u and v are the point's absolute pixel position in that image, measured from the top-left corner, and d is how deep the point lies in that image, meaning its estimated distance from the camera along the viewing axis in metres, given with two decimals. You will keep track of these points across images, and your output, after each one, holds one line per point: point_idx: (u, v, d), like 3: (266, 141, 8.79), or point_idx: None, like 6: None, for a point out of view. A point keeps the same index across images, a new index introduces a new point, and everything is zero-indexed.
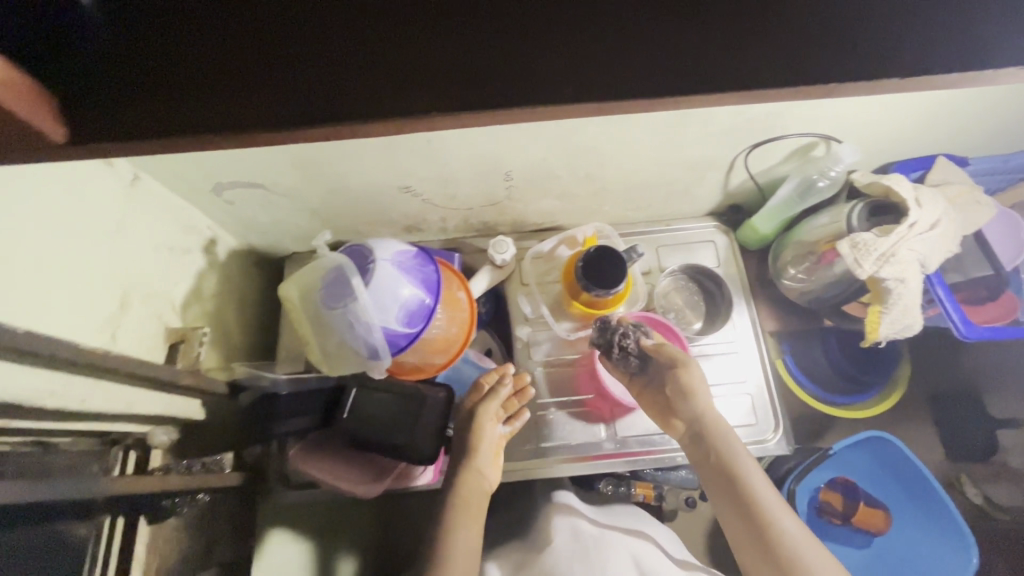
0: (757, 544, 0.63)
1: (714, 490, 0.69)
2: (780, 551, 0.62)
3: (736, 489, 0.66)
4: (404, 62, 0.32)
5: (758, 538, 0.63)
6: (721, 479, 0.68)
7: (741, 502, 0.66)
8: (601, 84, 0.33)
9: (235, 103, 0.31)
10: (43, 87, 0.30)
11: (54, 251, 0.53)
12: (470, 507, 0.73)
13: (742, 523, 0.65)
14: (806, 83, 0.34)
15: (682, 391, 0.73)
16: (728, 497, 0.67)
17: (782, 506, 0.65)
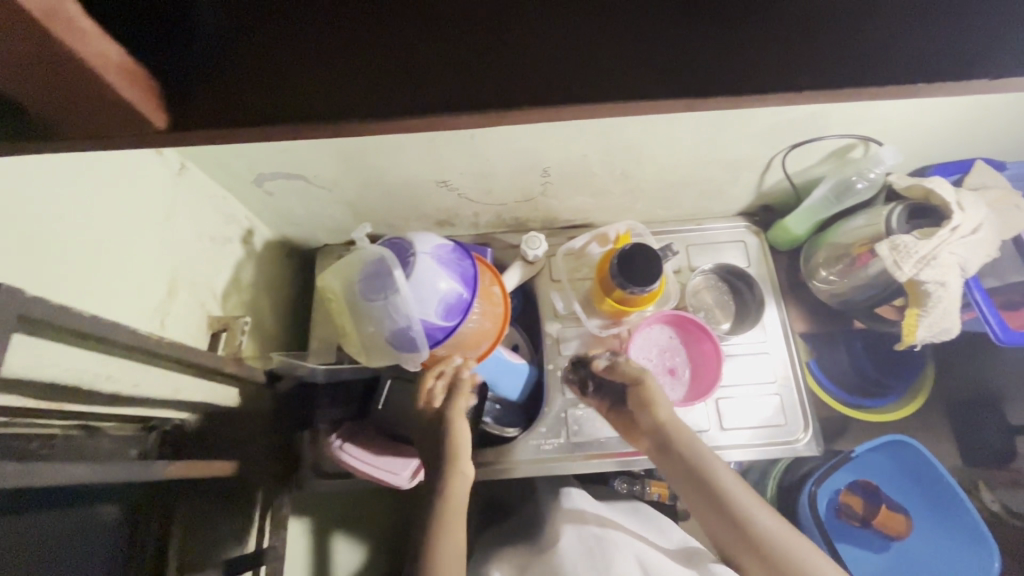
0: (744, 548, 0.60)
1: (690, 499, 0.66)
2: (768, 551, 0.59)
3: (709, 493, 0.64)
4: (489, 58, 0.33)
5: (750, 544, 0.60)
6: (695, 488, 0.65)
7: (724, 511, 0.63)
8: (676, 81, 0.33)
9: (321, 90, 0.31)
10: (152, 78, 0.30)
11: (110, 238, 0.54)
12: (454, 510, 0.66)
13: (731, 532, 0.62)
14: (887, 82, 0.34)
15: (642, 404, 0.72)
16: (704, 504, 0.64)
17: (759, 502, 0.63)
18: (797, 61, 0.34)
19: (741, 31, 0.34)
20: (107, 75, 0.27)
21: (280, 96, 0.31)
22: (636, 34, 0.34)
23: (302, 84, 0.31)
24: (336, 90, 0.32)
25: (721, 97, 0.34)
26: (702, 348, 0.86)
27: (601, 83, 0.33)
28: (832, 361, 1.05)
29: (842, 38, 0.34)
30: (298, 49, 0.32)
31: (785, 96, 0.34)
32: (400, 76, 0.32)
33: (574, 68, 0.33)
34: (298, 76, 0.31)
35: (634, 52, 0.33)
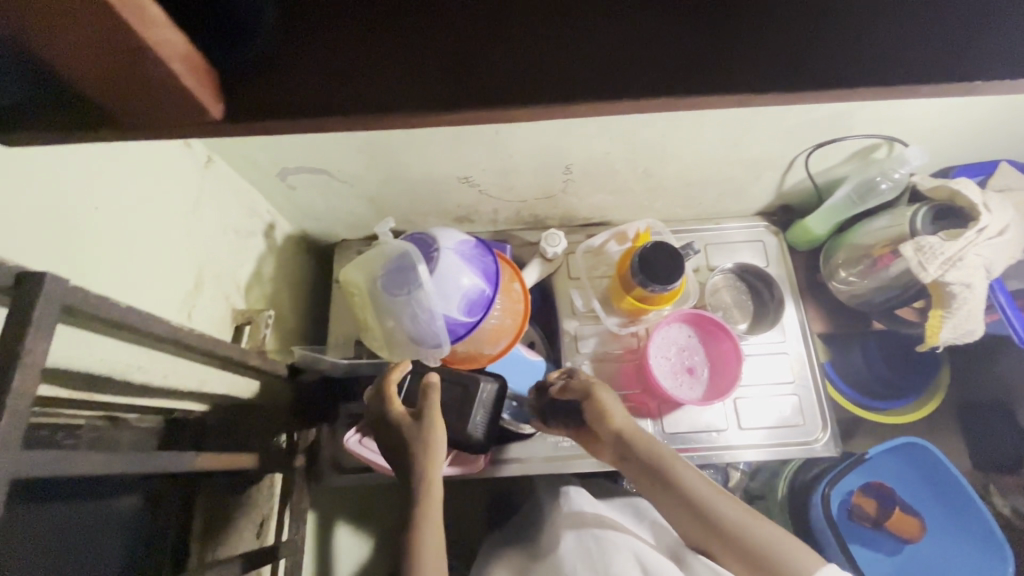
0: (720, 543, 0.59)
1: (660, 503, 0.65)
2: (741, 544, 0.58)
3: (674, 495, 0.62)
4: (541, 48, 0.31)
5: (726, 540, 0.59)
6: (661, 490, 0.64)
7: (692, 510, 0.61)
8: (724, 74, 0.32)
9: (376, 82, 0.30)
10: (212, 67, 0.29)
11: (141, 228, 0.54)
12: (431, 508, 0.62)
13: (704, 530, 0.60)
14: (934, 82, 0.32)
15: (597, 416, 0.70)
16: (674, 506, 0.63)
17: (725, 496, 0.61)
18: (851, 57, 0.32)
19: (792, 25, 0.33)
20: (173, 65, 0.26)
21: (334, 88, 0.30)
22: (688, 26, 0.32)
23: (358, 75, 0.31)
24: (391, 81, 0.30)
25: (776, 91, 0.32)
26: (722, 348, 0.85)
27: (655, 72, 0.31)
28: (849, 364, 1.04)
29: (897, 35, 0.32)
30: (353, 40, 0.31)
31: (838, 93, 0.32)
32: (453, 67, 0.31)
33: (626, 60, 0.31)
34: (354, 68, 0.31)
35: (678, 45, 0.32)
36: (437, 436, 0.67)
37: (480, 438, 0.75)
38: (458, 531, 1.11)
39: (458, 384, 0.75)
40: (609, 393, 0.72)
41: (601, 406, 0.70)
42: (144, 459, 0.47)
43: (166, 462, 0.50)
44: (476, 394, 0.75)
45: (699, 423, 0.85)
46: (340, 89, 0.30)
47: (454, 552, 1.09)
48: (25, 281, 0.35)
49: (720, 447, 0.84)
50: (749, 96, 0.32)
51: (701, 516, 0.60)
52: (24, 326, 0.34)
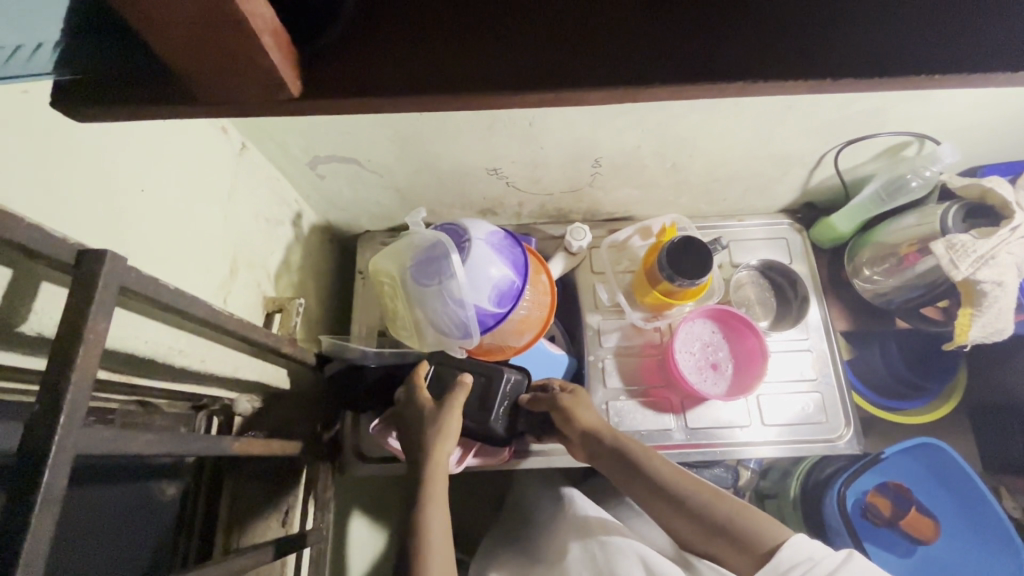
0: (696, 525, 0.61)
1: (633, 493, 0.67)
2: (713, 522, 0.60)
3: (644, 481, 0.65)
4: (610, 24, 0.30)
5: (694, 518, 0.61)
6: (633, 481, 0.67)
7: (662, 496, 0.64)
8: (784, 56, 0.30)
9: (447, 57, 0.30)
10: (290, 44, 0.29)
11: (182, 212, 0.54)
12: (438, 505, 0.62)
13: (675, 513, 0.62)
14: (990, 71, 0.30)
15: (563, 420, 0.73)
16: (645, 493, 0.65)
17: (692, 478, 0.64)
18: (926, 44, 0.31)
19: (866, 8, 0.31)
20: (264, 37, 0.26)
21: (411, 63, 0.30)
22: (759, 8, 0.31)
23: (436, 46, 0.30)
24: (464, 55, 0.30)
25: (853, 76, 0.30)
26: (746, 345, 0.85)
27: (728, 53, 0.30)
28: (868, 363, 1.04)
29: (972, 23, 0.31)
30: (428, 13, 0.31)
31: (910, 80, 0.30)
32: (526, 43, 0.30)
33: (695, 40, 0.30)
34: (430, 43, 0.30)
35: (737, 24, 0.31)
36: (450, 435, 0.68)
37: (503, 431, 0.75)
38: (473, 523, 1.12)
39: (481, 376, 0.75)
40: (573, 398, 0.74)
41: (568, 409, 0.73)
42: (188, 443, 0.47)
43: (206, 445, 0.50)
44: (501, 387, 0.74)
45: (722, 419, 0.85)
46: (407, 67, 0.30)
47: (467, 545, 1.10)
48: (88, 259, 0.35)
49: (742, 444, 0.84)
50: (825, 80, 0.30)
51: (672, 497, 0.63)
52: (86, 303, 0.34)
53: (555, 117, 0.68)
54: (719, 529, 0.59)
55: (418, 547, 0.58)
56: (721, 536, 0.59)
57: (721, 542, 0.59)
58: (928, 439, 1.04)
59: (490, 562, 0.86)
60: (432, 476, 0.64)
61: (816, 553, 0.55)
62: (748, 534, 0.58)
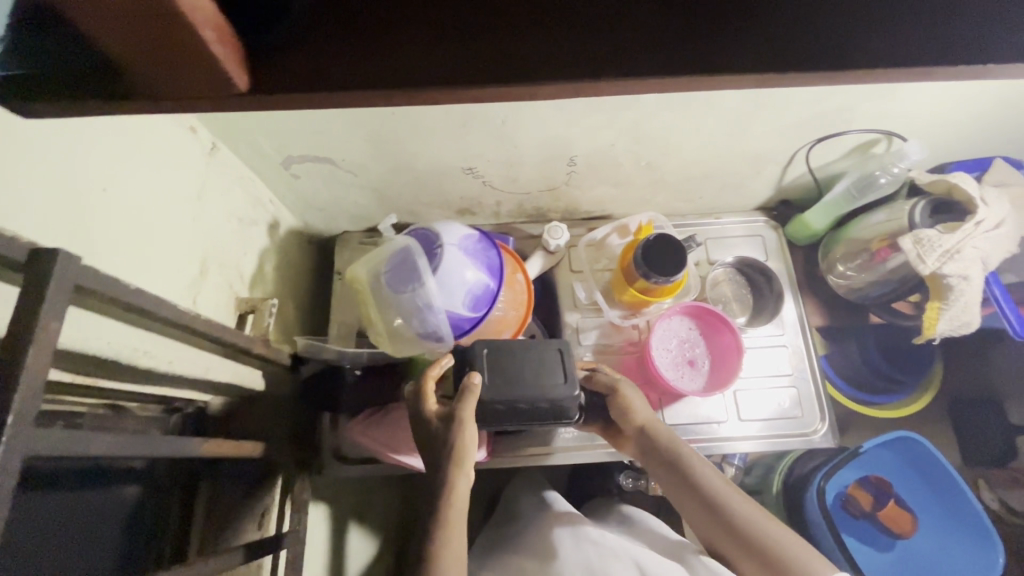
0: (734, 540, 0.62)
1: (675, 494, 0.68)
2: (752, 539, 0.60)
3: (689, 484, 0.66)
4: (561, 18, 0.30)
5: (725, 529, 0.63)
6: (676, 484, 0.68)
7: (704, 504, 0.64)
8: (729, 50, 0.31)
9: (398, 51, 0.30)
10: (236, 38, 0.29)
11: (146, 211, 0.53)
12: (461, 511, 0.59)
13: (709, 520, 0.64)
14: (928, 66, 0.31)
15: (620, 412, 0.74)
16: (687, 496, 0.66)
17: (736, 490, 0.65)
18: (876, 36, 0.31)
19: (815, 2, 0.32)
20: (205, 32, 0.26)
21: (363, 59, 0.30)
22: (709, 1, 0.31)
23: (389, 39, 0.30)
24: (412, 48, 0.30)
25: (798, 70, 0.31)
26: (723, 340, 0.86)
27: (677, 44, 0.30)
28: (846, 357, 1.05)
29: (921, 15, 0.32)
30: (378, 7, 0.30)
31: (857, 74, 0.31)
32: (482, 37, 0.30)
33: (645, 34, 0.30)
34: (385, 39, 0.30)
35: (682, 16, 0.31)
36: (468, 447, 0.61)
37: (572, 413, 0.70)
38: None
39: (551, 350, 0.70)
40: (634, 389, 0.75)
41: (626, 402, 0.73)
42: (153, 445, 0.47)
43: (175, 447, 0.50)
44: (570, 365, 0.69)
45: (699, 414, 0.86)
46: (349, 63, 0.30)
47: None
48: (39, 255, 0.35)
49: (719, 440, 0.84)
50: (774, 73, 0.31)
51: (710, 506, 0.64)
52: (37, 302, 0.34)
53: (528, 116, 0.69)
54: (747, 544, 0.61)
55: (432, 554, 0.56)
56: (748, 550, 0.61)
57: (745, 555, 0.61)
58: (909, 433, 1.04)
59: (473, 562, 0.86)
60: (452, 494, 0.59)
61: None
62: (773, 550, 0.59)
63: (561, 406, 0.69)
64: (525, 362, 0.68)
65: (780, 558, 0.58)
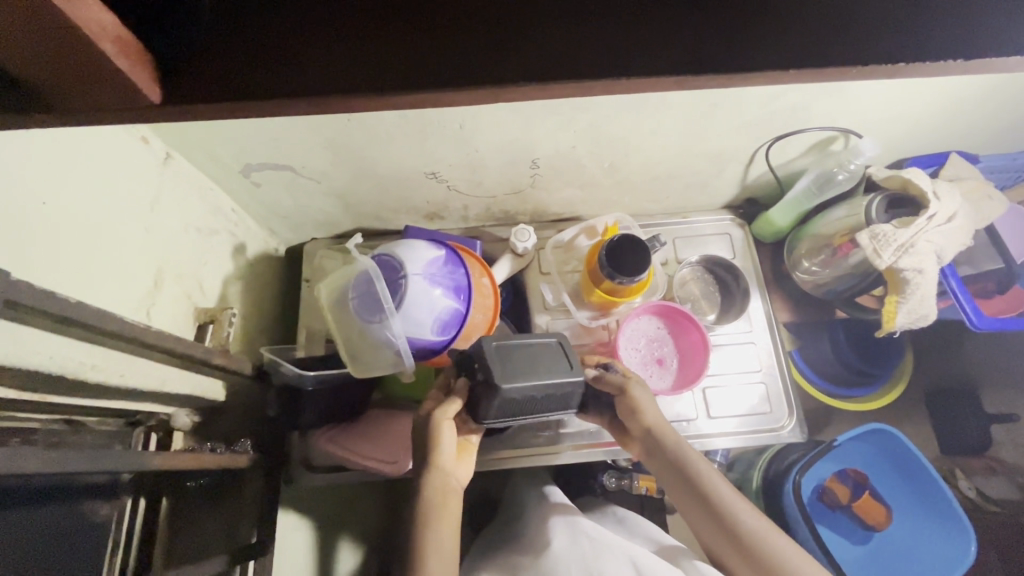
0: (738, 550, 0.64)
1: (681, 499, 0.69)
2: (757, 551, 0.63)
3: (698, 492, 0.67)
4: (475, 17, 0.30)
5: (725, 532, 0.65)
6: (683, 489, 0.69)
7: (713, 513, 0.66)
8: (649, 50, 0.31)
9: (315, 59, 0.30)
10: (146, 51, 0.29)
11: (93, 223, 0.53)
12: (438, 511, 0.66)
13: (711, 524, 0.66)
14: (848, 62, 0.31)
15: (628, 410, 0.73)
16: (694, 502, 0.67)
17: (745, 502, 0.66)
18: (793, 34, 0.31)
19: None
20: (104, 45, 0.26)
21: (279, 70, 0.30)
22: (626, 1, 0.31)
23: (304, 47, 0.30)
24: (326, 58, 0.30)
25: (712, 71, 0.31)
26: (690, 338, 0.87)
27: (593, 46, 0.31)
28: (818, 353, 1.05)
29: (845, 8, 0.31)
30: (292, 14, 0.30)
31: (775, 74, 0.31)
32: (398, 45, 0.30)
33: (563, 38, 0.31)
34: (299, 47, 0.30)
35: (601, 19, 0.31)
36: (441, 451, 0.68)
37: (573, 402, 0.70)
38: None
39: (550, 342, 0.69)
40: (644, 390, 0.73)
41: (635, 403, 0.72)
42: None
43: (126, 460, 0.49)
44: (571, 353, 0.69)
45: (670, 414, 0.86)
46: (260, 73, 0.30)
47: None
48: None
49: (691, 436, 0.85)
50: (688, 76, 0.31)
51: (714, 512, 0.66)
52: None
53: (485, 120, 0.69)
54: (744, 548, 0.64)
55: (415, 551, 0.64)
56: (743, 554, 0.64)
57: (741, 558, 0.64)
58: (882, 424, 1.05)
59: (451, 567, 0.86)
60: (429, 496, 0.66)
61: None
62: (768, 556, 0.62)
63: (569, 394, 0.68)
64: (532, 358, 0.66)
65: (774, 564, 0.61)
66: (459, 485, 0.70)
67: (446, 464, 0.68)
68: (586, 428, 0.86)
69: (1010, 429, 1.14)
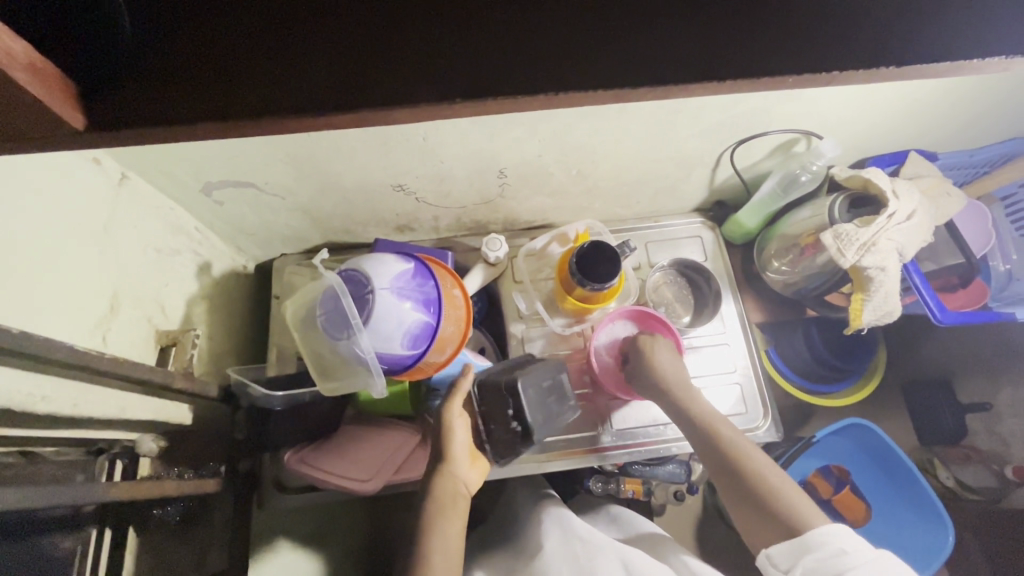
0: (745, 495, 0.65)
1: (697, 448, 0.72)
2: (764, 495, 0.64)
3: (708, 438, 0.70)
4: (410, 39, 0.30)
5: (751, 499, 0.65)
6: (696, 437, 0.71)
7: (722, 456, 0.68)
8: (588, 69, 0.31)
9: (252, 82, 0.30)
10: (64, 76, 0.28)
11: (43, 250, 0.51)
12: (449, 505, 0.67)
13: (722, 473, 0.68)
14: (780, 73, 0.32)
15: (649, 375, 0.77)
16: (706, 449, 0.70)
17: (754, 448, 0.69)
18: (731, 46, 0.32)
19: (670, 12, 0.32)
20: (14, 73, 0.25)
21: (211, 94, 0.29)
22: (564, 18, 0.31)
23: (238, 73, 0.30)
24: (259, 84, 0.30)
25: (653, 83, 0.31)
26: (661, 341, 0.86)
27: (532, 66, 0.31)
28: (794, 351, 1.06)
29: (782, 21, 0.32)
30: (222, 40, 0.30)
31: (715, 83, 0.32)
32: (338, 69, 0.30)
33: (503, 57, 0.31)
34: (231, 76, 0.30)
35: (538, 38, 0.31)
36: (455, 444, 0.70)
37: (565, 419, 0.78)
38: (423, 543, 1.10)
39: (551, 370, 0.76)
40: (666, 357, 0.78)
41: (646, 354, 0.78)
42: None
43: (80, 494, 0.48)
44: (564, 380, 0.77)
45: (646, 418, 0.87)
46: (190, 98, 0.29)
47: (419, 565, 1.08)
48: None
49: (669, 440, 0.86)
50: (628, 88, 0.31)
51: (724, 456, 0.68)
52: None
53: (449, 133, 0.68)
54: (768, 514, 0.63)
55: (420, 562, 0.64)
56: (767, 521, 0.63)
57: (760, 524, 0.63)
58: (861, 420, 1.05)
59: None
60: (439, 490, 0.67)
61: (846, 545, 0.57)
62: (791, 520, 0.61)
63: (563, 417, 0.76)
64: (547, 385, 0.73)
65: (796, 527, 0.60)
66: (468, 491, 0.70)
67: (456, 462, 0.70)
68: (574, 435, 0.86)
69: (984, 418, 1.12)
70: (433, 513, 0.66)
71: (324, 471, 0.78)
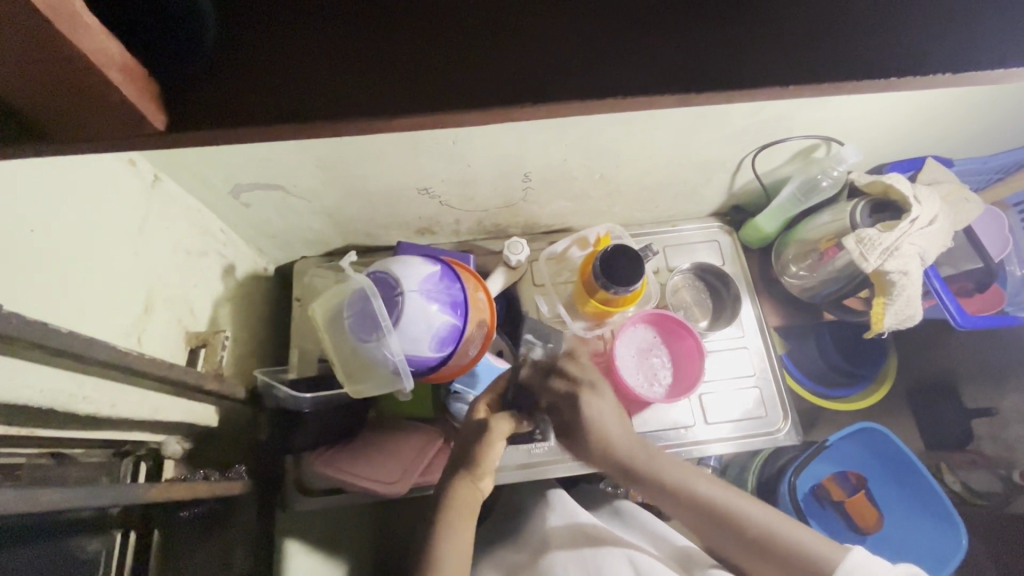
0: (744, 544, 0.63)
1: (670, 506, 0.66)
2: (763, 541, 0.62)
3: (681, 498, 0.64)
4: (479, 46, 0.31)
5: (750, 548, 0.63)
6: (662, 497, 0.66)
7: (704, 512, 0.64)
8: (654, 75, 0.32)
9: (326, 87, 0.30)
10: (149, 76, 0.29)
11: (82, 250, 0.51)
12: (463, 517, 0.64)
13: (709, 525, 0.64)
14: (837, 79, 0.32)
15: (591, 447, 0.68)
16: (684, 508, 0.65)
17: (735, 493, 0.65)
18: (785, 55, 0.32)
19: (730, 22, 0.32)
20: (110, 74, 0.26)
21: (289, 94, 0.30)
22: (626, 28, 0.32)
23: (314, 76, 0.30)
24: (333, 91, 0.30)
25: (714, 89, 0.32)
26: (684, 345, 0.87)
27: (596, 75, 0.31)
28: (806, 356, 1.06)
29: (843, 30, 0.33)
30: (302, 43, 0.30)
31: (776, 89, 0.32)
32: (408, 75, 0.30)
33: (570, 62, 0.31)
34: (309, 78, 0.30)
35: (605, 44, 0.32)
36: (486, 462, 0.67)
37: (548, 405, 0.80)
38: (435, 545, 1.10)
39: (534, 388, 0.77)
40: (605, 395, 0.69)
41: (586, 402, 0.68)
42: None
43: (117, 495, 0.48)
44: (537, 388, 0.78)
45: (666, 420, 0.87)
46: (266, 100, 0.30)
47: None
48: None
49: (688, 444, 0.85)
50: (693, 91, 0.32)
51: (707, 511, 0.64)
52: None
53: (479, 136, 0.69)
54: (772, 556, 0.62)
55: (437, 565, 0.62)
56: (771, 561, 0.62)
57: (762, 561, 0.63)
58: (873, 424, 1.06)
59: None
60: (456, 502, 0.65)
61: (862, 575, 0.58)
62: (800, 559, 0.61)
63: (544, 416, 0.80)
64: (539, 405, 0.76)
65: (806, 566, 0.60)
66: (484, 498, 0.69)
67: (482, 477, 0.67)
68: None
69: (990, 423, 1.13)
70: (444, 524, 0.64)
71: (342, 472, 0.78)
